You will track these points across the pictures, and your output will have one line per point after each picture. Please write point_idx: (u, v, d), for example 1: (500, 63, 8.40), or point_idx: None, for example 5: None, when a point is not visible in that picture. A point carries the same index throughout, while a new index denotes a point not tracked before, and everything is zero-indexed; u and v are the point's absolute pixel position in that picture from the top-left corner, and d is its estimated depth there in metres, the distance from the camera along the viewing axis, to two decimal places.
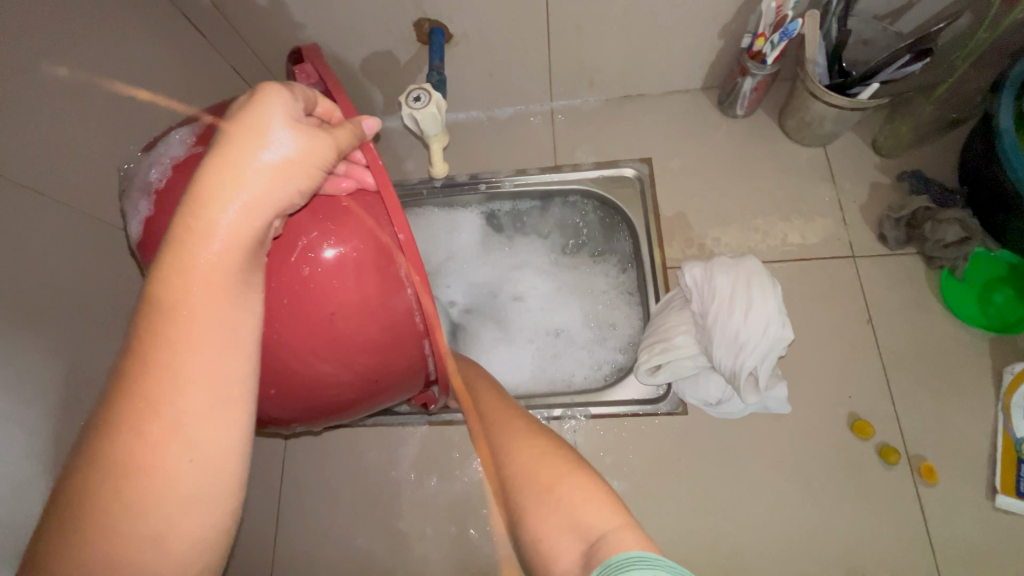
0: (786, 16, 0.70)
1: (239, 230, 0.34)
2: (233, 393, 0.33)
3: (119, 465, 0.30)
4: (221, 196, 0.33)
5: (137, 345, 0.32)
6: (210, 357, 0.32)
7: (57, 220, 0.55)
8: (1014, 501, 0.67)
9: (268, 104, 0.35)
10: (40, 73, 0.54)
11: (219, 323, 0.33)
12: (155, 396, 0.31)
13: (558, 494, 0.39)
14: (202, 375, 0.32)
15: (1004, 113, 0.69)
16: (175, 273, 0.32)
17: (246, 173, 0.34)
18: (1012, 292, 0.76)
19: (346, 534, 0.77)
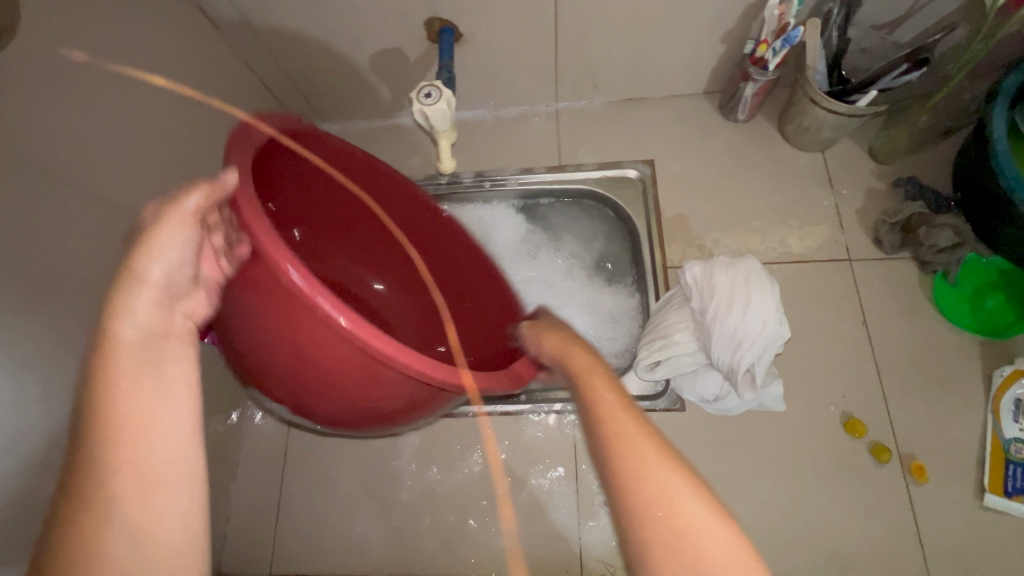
0: (788, 23, 0.72)
1: (142, 337, 0.36)
2: (169, 475, 0.33)
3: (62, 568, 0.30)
4: (123, 315, 0.36)
5: (76, 453, 0.32)
6: (138, 449, 0.33)
7: (73, 204, 0.56)
8: (1000, 499, 0.68)
9: (157, 224, 0.38)
10: (60, 60, 0.55)
11: (146, 414, 0.34)
12: (94, 493, 0.31)
13: (666, 519, 0.35)
14: (137, 467, 0.32)
15: (996, 122, 0.71)
16: (94, 384, 0.34)
17: (136, 293, 0.36)
18: (1003, 298, 0.78)
19: (346, 523, 0.78)
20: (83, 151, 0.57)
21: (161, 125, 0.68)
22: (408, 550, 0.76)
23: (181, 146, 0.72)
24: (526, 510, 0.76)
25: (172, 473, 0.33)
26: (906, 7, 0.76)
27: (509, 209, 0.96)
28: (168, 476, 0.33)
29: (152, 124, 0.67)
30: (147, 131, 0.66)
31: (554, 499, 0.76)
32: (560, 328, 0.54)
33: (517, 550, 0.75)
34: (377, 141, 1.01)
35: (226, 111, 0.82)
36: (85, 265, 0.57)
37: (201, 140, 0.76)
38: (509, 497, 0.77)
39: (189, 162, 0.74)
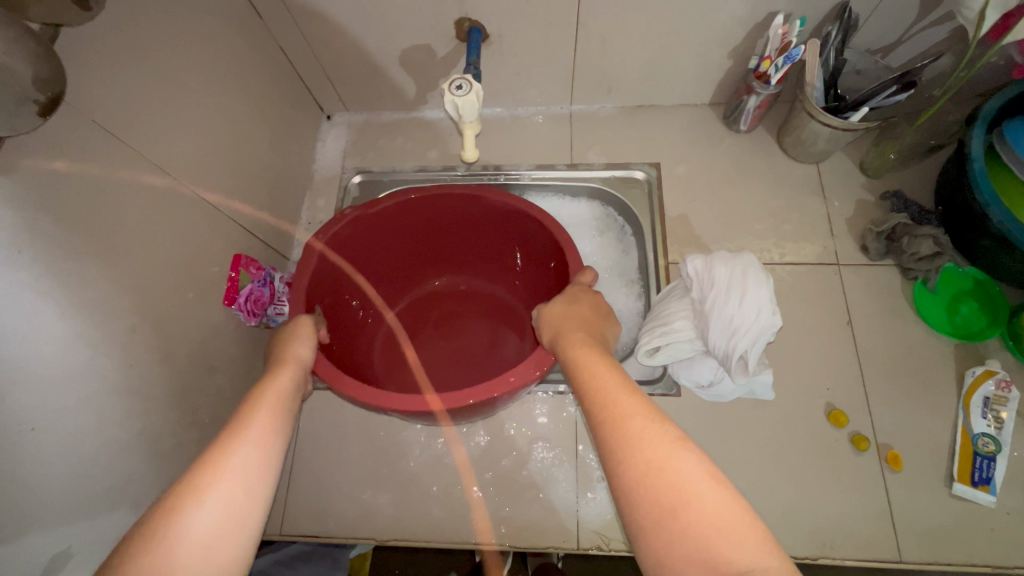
0: (791, 41, 0.79)
1: (274, 396, 0.54)
2: (256, 494, 0.47)
3: (166, 530, 0.41)
4: (265, 385, 0.56)
5: (208, 456, 0.47)
6: (244, 467, 0.47)
7: (128, 164, 0.60)
8: (967, 488, 0.74)
9: (292, 341, 0.63)
10: (126, 30, 0.59)
11: (261, 446, 0.49)
12: (205, 485, 0.45)
13: (647, 440, 0.45)
14: (242, 478, 0.46)
15: (974, 142, 0.77)
16: (234, 420, 0.51)
17: (278, 376, 0.57)
18: (976, 304, 0.84)
19: (355, 489, 0.82)
20: (141, 117, 0.62)
21: (207, 101, 0.73)
22: (414, 517, 0.80)
23: (224, 122, 0.77)
24: (528, 483, 0.81)
25: (262, 475, 0.48)
26: (898, 34, 0.84)
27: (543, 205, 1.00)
28: (263, 474, 0.48)
29: (199, 99, 0.71)
30: (193, 104, 0.70)
31: (555, 473, 0.81)
32: (565, 312, 0.64)
33: (519, 518, 0.79)
34: (399, 132, 1.06)
35: (262, 94, 0.87)
36: (137, 222, 0.61)
37: (241, 118, 0.81)
38: (514, 469, 0.82)
39: (229, 138, 0.78)
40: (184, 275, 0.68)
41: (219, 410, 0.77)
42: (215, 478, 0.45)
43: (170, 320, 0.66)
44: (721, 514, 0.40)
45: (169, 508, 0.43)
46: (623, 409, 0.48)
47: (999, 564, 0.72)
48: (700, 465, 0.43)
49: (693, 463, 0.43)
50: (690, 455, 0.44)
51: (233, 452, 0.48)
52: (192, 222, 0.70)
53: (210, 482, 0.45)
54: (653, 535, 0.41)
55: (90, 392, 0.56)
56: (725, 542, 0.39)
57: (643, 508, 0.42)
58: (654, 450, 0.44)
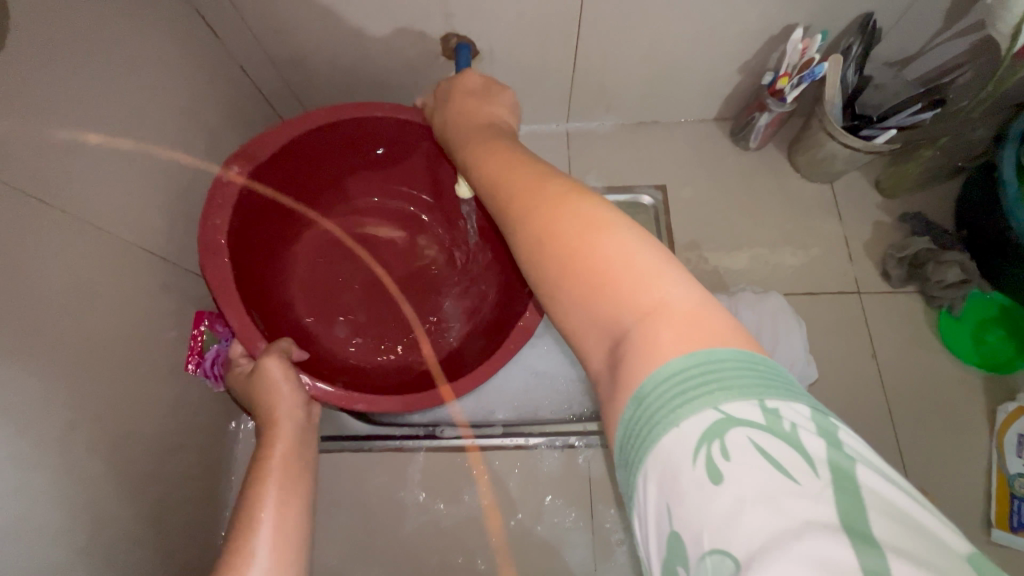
0: (813, 58, 0.72)
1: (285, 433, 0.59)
2: (295, 497, 0.54)
3: (246, 530, 0.49)
4: (270, 421, 0.60)
5: (251, 480, 0.55)
6: (282, 472, 0.56)
7: (44, 230, 0.49)
8: (1007, 535, 0.70)
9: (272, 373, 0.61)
10: (37, 67, 0.48)
11: (288, 452, 0.58)
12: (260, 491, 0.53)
13: (578, 245, 0.35)
14: (284, 479, 0.55)
15: (1009, 164, 0.71)
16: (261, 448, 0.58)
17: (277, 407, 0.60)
18: (1003, 332, 0.79)
19: (344, 566, 0.73)
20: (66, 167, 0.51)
21: (154, 139, 0.62)
22: None
23: (175, 161, 0.66)
24: (539, 548, 0.74)
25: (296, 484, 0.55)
26: (918, 45, 0.78)
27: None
28: (298, 505, 0.53)
29: (141, 138, 0.60)
30: (134, 144, 0.59)
31: (569, 537, 0.74)
32: (482, 132, 0.55)
33: None
34: None
35: (223, 122, 0.76)
36: (71, 295, 0.51)
37: (194, 154, 0.70)
38: (524, 533, 0.74)
39: (181, 176, 0.67)
40: (135, 346, 0.59)
41: (187, 490, 0.68)
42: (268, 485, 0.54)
43: (117, 402, 0.56)
44: (670, 325, 0.29)
45: (243, 518, 0.51)
46: (546, 205, 0.38)
47: None
48: (642, 248, 0.33)
49: (638, 252, 0.33)
50: (630, 238, 0.34)
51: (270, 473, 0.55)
52: (138, 285, 0.60)
53: (266, 490, 0.53)
54: (602, 333, 0.33)
55: (21, 511, 0.46)
56: (671, 352, 0.28)
57: (592, 339, 0.34)
58: (594, 269, 0.33)
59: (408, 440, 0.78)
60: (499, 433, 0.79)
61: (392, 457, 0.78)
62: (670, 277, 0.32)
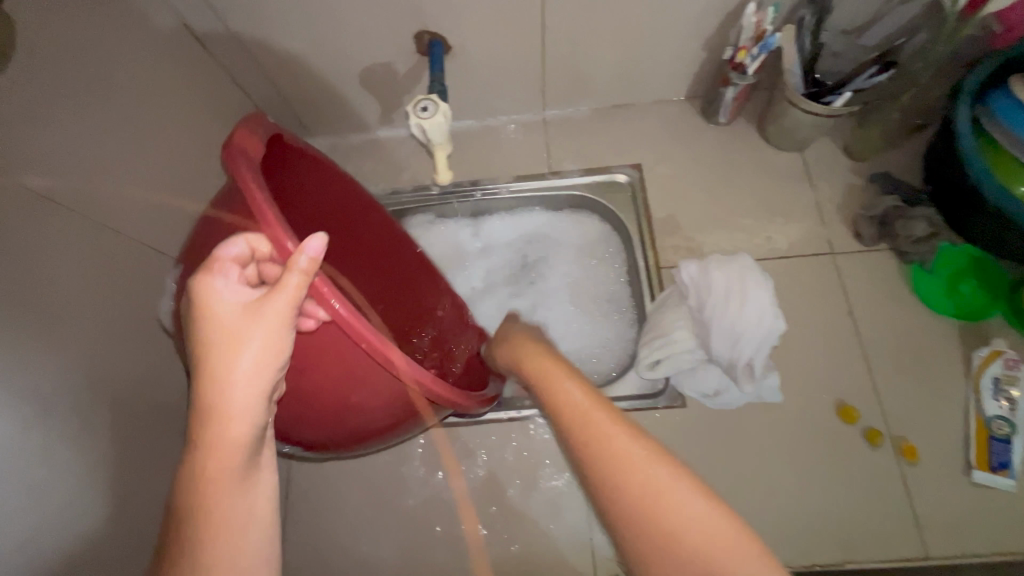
0: (766, 30, 0.77)
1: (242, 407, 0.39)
2: (248, 534, 0.37)
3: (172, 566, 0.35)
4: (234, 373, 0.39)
5: (183, 482, 0.37)
6: (229, 488, 0.38)
7: (66, 226, 0.54)
8: (987, 474, 0.72)
9: (267, 309, 0.40)
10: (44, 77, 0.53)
11: (236, 447, 0.38)
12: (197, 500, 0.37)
13: (609, 451, 0.42)
14: (230, 502, 0.37)
15: (961, 118, 0.75)
16: (201, 418, 0.38)
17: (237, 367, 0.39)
18: (976, 282, 0.82)
19: (352, 541, 0.77)
20: (73, 170, 0.56)
21: (150, 144, 0.67)
22: (419, 564, 0.75)
23: (174, 164, 0.71)
24: (537, 514, 0.77)
25: (256, 501, 0.39)
26: (871, 12, 0.80)
27: (459, 224, 0.99)
28: (247, 498, 0.38)
29: (141, 143, 0.65)
30: (135, 150, 0.65)
31: (564, 501, 0.77)
32: (524, 345, 0.61)
33: (529, 554, 0.75)
34: (367, 154, 1.02)
35: (213, 128, 0.82)
36: (85, 286, 0.56)
37: (192, 159, 0.75)
38: (521, 500, 0.78)
39: (180, 179, 0.72)
40: (145, 336, 0.64)
41: None
42: (214, 496, 0.37)
43: (135, 387, 0.61)
44: (713, 548, 0.37)
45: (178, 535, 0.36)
46: (575, 410, 0.46)
47: None
48: (639, 443, 0.42)
49: (639, 449, 0.41)
50: (634, 447, 0.42)
51: (207, 472, 0.37)
52: (149, 279, 0.65)
53: (215, 501, 0.37)
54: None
55: (49, 481, 0.50)
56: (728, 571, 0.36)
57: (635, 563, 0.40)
58: (618, 471, 0.41)
59: None
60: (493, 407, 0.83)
61: None
62: (665, 462, 0.41)
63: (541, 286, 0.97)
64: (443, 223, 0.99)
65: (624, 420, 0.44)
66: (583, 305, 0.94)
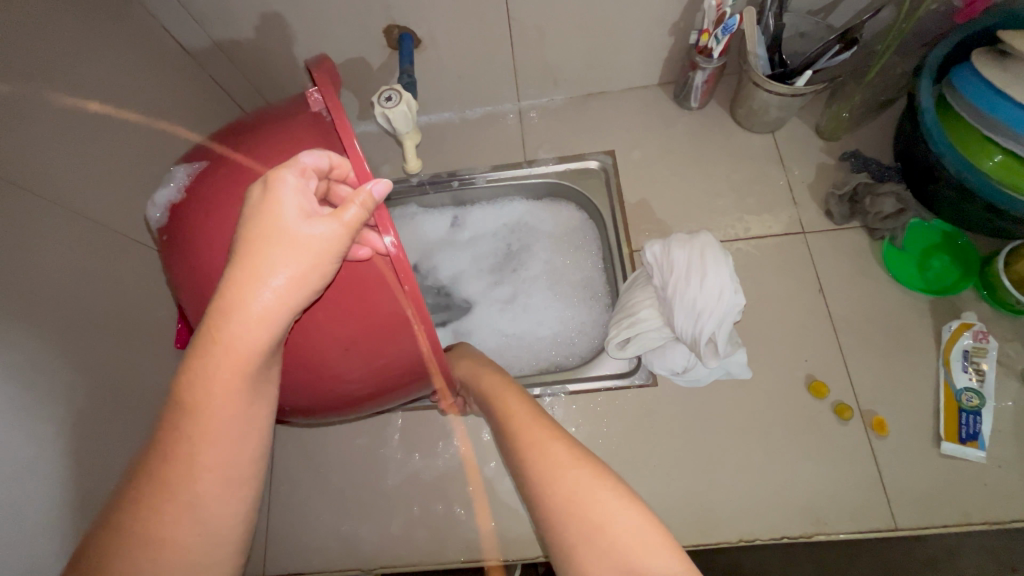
0: (725, 12, 0.76)
1: (267, 314, 0.37)
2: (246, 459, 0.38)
3: (159, 480, 0.36)
4: (266, 281, 0.37)
5: (183, 396, 0.37)
6: (232, 410, 0.37)
7: (46, 216, 0.57)
8: (956, 446, 0.73)
9: (309, 227, 0.38)
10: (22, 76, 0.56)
11: (248, 362, 0.38)
12: (205, 408, 0.37)
13: (543, 454, 0.44)
14: (226, 423, 0.37)
15: (924, 92, 0.76)
16: (218, 316, 0.37)
17: (266, 276, 0.37)
18: (946, 257, 0.83)
19: (334, 521, 0.79)
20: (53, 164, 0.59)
21: (131, 140, 0.71)
22: (398, 541, 0.77)
23: (155, 160, 0.75)
24: (512, 492, 0.79)
25: (257, 425, 0.39)
26: None
27: (439, 215, 1.01)
28: (252, 419, 0.39)
29: (120, 139, 0.69)
30: (114, 147, 0.68)
31: None
32: (477, 357, 0.65)
33: (504, 532, 0.77)
34: None
35: (193, 126, 0.85)
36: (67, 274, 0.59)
37: (172, 155, 0.79)
38: (497, 479, 0.80)
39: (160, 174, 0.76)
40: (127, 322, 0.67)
41: None
42: (218, 409, 0.37)
43: (118, 370, 0.64)
44: (624, 537, 0.38)
45: (173, 438, 0.36)
46: (522, 429, 0.48)
47: (995, 520, 0.70)
48: (577, 463, 0.43)
49: (576, 468, 0.42)
50: (567, 450, 0.44)
51: (214, 383, 0.37)
52: (130, 269, 0.68)
53: (214, 417, 0.37)
54: None
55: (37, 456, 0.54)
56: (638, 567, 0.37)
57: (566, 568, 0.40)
58: (555, 484, 0.42)
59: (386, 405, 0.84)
60: None
61: (373, 419, 0.84)
62: (603, 478, 0.42)
63: (523, 272, 0.99)
64: (423, 212, 1.01)
65: (565, 438, 0.46)
66: (563, 289, 0.96)
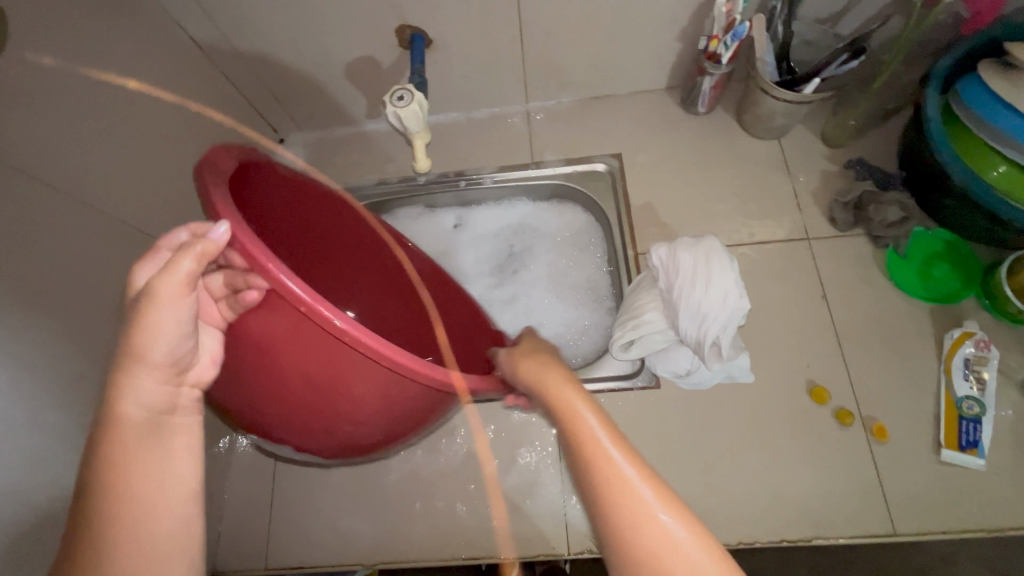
0: (735, 18, 0.77)
1: (151, 356, 0.41)
2: (174, 483, 0.40)
3: (92, 519, 0.37)
4: (144, 331, 0.40)
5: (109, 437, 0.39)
6: (142, 443, 0.40)
7: (47, 207, 0.58)
8: (955, 453, 0.73)
9: (164, 277, 0.39)
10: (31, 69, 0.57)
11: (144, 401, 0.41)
12: (123, 446, 0.39)
13: (621, 486, 0.41)
14: (143, 455, 0.39)
15: (929, 103, 0.77)
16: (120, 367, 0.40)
17: (149, 326, 0.40)
18: (949, 267, 0.84)
19: (334, 516, 0.80)
20: (64, 155, 0.60)
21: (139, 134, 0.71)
22: (398, 538, 0.78)
23: (163, 154, 0.75)
24: (514, 491, 0.79)
25: (173, 455, 0.40)
26: (842, 3, 0.83)
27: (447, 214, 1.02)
28: (163, 449, 0.40)
29: (129, 133, 0.69)
30: (124, 139, 0.68)
31: (541, 478, 0.79)
32: (537, 359, 0.54)
33: (505, 530, 0.77)
34: (356, 147, 1.06)
35: (203, 121, 0.85)
36: (73, 266, 0.60)
37: (181, 149, 0.79)
38: (498, 477, 0.80)
39: (169, 168, 0.76)
40: None
41: None
42: (122, 447, 0.39)
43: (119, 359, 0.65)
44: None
45: (97, 480, 0.38)
46: (594, 446, 0.43)
47: (993, 527, 0.71)
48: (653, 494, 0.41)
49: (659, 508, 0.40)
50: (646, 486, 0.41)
51: (118, 425, 0.39)
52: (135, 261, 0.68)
53: (123, 453, 0.39)
54: None
55: None
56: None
57: None
58: (634, 521, 0.40)
59: None
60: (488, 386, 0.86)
61: None
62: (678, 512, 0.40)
63: (526, 275, 0.99)
64: (429, 213, 1.02)
65: (648, 471, 0.42)
66: (566, 291, 0.96)
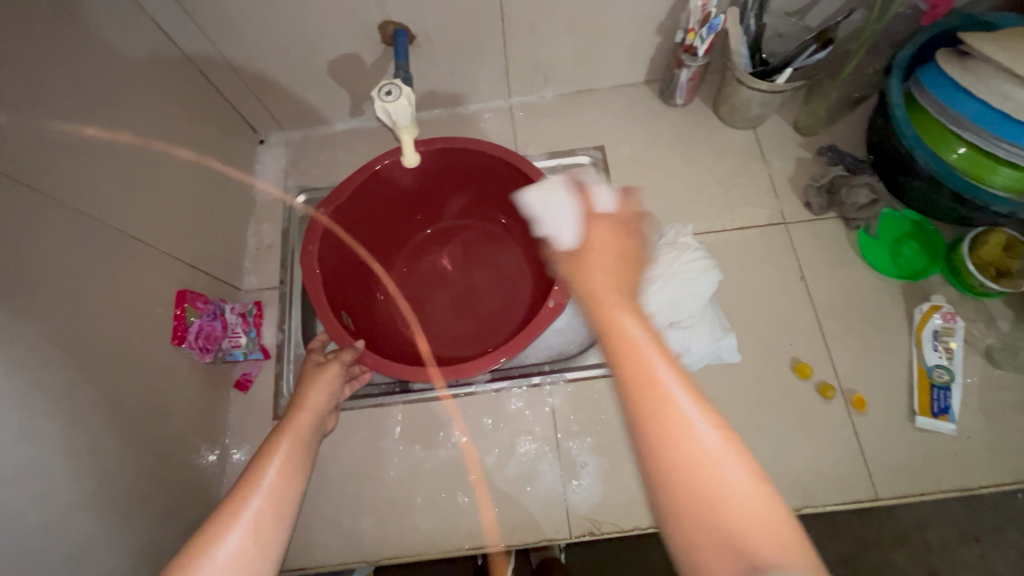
0: (711, 12, 0.79)
1: (315, 403, 0.64)
2: (287, 486, 0.54)
3: (238, 497, 0.52)
4: (314, 393, 0.65)
5: (274, 442, 0.57)
6: (286, 452, 0.57)
7: (29, 211, 0.56)
8: (929, 420, 0.78)
9: (330, 369, 0.68)
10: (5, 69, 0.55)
11: (300, 427, 0.60)
12: (273, 451, 0.57)
13: (677, 423, 0.40)
14: (288, 461, 0.56)
15: (895, 91, 0.80)
16: (297, 410, 0.63)
17: (313, 392, 0.65)
18: (915, 245, 0.88)
19: (336, 516, 0.80)
20: (42, 158, 0.58)
21: (121, 135, 0.70)
22: (401, 532, 0.78)
23: (146, 155, 0.74)
24: (515, 477, 0.80)
25: (295, 471, 0.56)
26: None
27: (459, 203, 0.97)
28: (297, 462, 0.57)
29: (109, 135, 0.68)
30: (105, 142, 0.67)
31: (541, 464, 0.81)
32: (619, 257, 0.53)
33: (507, 517, 0.78)
34: (341, 146, 1.06)
35: (186, 123, 0.84)
36: (59, 271, 0.58)
37: (166, 151, 0.78)
38: (501, 467, 0.81)
39: (152, 169, 0.75)
40: (121, 320, 0.66)
41: (178, 453, 0.74)
42: (272, 454, 0.56)
43: (110, 365, 0.64)
44: (761, 537, 0.36)
45: (251, 473, 0.54)
46: (649, 379, 0.42)
47: (965, 486, 0.76)
48: (714, 429, 0.40)
49: (711, 433, 0.40)
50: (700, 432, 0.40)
51: (281, 441, 0.58)
52: (118, 266, 0.67)
53: (269, 462, 0.55)
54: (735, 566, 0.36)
55: (33, 453, 0.53)
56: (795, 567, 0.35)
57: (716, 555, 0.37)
58: (679, 437, 0.40)
59: (386, 398, 0.85)
60: (484, 379, 0.86)
61: (372, 413, 0.85)
62: (738, 453, 0.39)
63: None
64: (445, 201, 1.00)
65: (719, 423, 0.41)
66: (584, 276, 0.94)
